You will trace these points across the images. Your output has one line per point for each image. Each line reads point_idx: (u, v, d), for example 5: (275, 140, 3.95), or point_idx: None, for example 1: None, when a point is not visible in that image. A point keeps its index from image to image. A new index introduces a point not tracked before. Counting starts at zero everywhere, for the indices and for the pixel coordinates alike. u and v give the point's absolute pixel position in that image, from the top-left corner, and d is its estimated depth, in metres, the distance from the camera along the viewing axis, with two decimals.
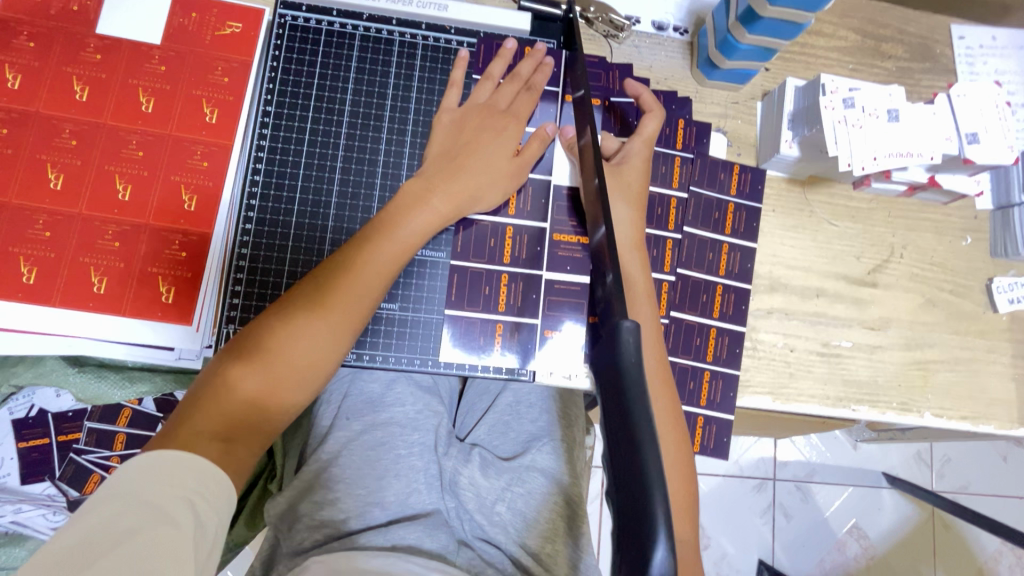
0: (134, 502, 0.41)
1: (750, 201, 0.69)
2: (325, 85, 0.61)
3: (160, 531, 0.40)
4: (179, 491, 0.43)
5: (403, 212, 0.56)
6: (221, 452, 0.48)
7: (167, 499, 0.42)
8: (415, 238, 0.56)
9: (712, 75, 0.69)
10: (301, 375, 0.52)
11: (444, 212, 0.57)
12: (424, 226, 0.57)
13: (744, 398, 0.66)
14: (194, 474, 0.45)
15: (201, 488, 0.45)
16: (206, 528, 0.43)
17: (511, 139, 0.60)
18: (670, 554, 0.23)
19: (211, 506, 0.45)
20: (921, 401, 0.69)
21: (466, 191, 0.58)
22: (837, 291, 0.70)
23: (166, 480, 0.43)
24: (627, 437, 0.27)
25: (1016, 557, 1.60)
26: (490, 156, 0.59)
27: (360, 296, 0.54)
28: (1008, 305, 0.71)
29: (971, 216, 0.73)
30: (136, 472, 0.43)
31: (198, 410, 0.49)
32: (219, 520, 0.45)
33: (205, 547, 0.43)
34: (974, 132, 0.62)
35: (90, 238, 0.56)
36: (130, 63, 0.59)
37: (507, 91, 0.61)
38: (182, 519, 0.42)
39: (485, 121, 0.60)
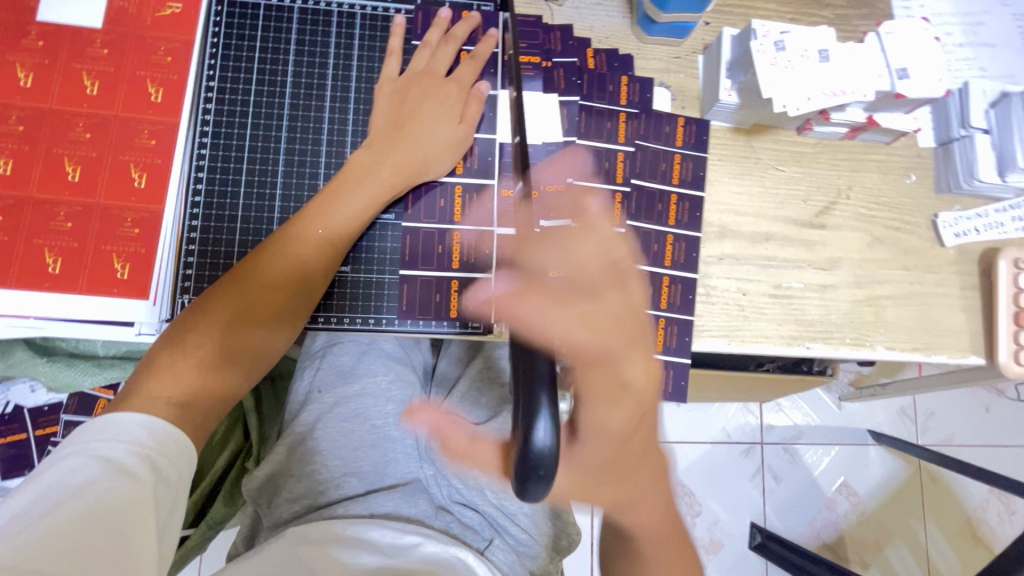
0: (94, 460, 0.43)
1: (695, 151, 0.71)
2: (266, 59, 0.62)
3: (120, 485, 0.42)
4: (138, 449, 0.45)
5: (351, 183, 0.58)
6: (178, 412, 0.49)
7: (125, 456, 0.44)
8: (362, 208, 0.58)
9: (651, 30, 0.70)
10: (256, 343, 0.55)
11: (391, 182, 0.59)
12: (374, 196, 0.59)
13: (699, 342, 0.68)
14: (152, 434, 0.46)
15: (160, 447, 0.46)
16: (167, 482, 0.45)
17: (452, 104, 0.62)
18: (548, 425, 0.39)
19: (171, 462, 0.46)
20: (873, 335, 0.71)
21: (412, 162, 0.60)
22: (786, 235, 0.71)
23: (124, 440, 0.45)
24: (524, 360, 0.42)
25: (1005, 504, 1.62)
26: (433, 126, 0.61)
27: (311, 267, 0.57)
28: (955, 239, 0.73)
29: (914, 154, 0.74)
30: (96, 431, 0.45)
31: (155, 374, 0.50)
32: (180, 475, 0.47)
33: (167, 500, 0.45)
34: (904, 67, 0.64)
35: (42, 220, 0.57)
36: (72, 48, 0.60)
37: (444, 57, 0.63)
38: (143, 475, 0.44)
39: (427, 89, 0.62)
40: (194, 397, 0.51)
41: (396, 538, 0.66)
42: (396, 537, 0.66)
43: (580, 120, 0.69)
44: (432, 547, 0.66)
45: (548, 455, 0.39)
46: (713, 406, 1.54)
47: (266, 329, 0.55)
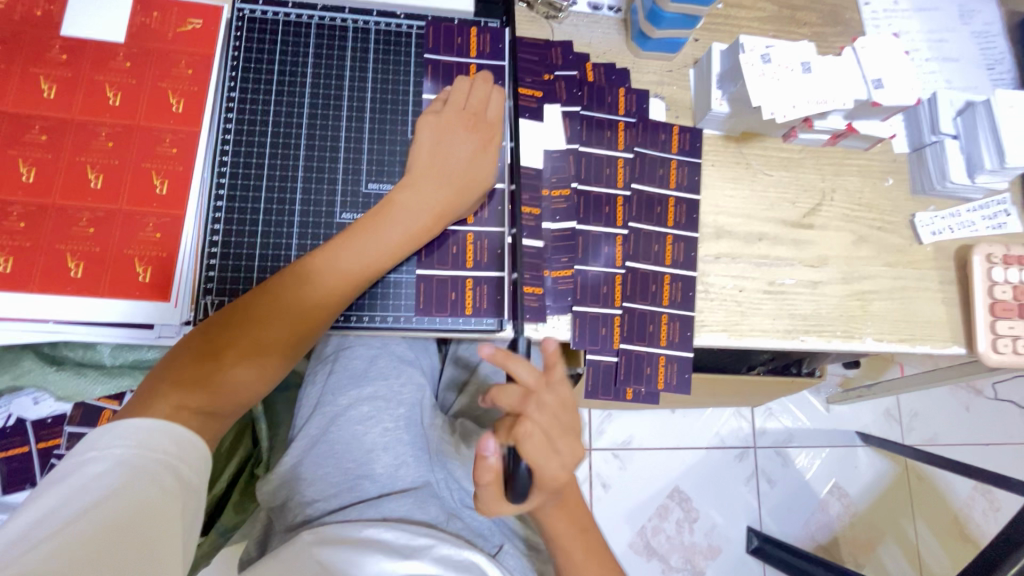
0: (116, 466, 0.43)
1: (690, 157, 0.75)
2: (285, 71, 0.65)
3: (145, 487, 0.43)
4: (156, 453, 0.46)
5: (387, 216, 0.60)
6: (201, 423, 0.50)
7: (147, 462, 0.45)
8: (396, 243, 0.60)
9: (645, 45, 0.75)
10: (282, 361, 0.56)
11: (426, 217, 0.61)
12: (407, 232, 0.60)
13: (701, 337, 0.71)
14: (170, 437, 0.47)
15: (181, 454, 0.47)
16: (187, 485, 0.46)
17: (487, 149, 0.64)
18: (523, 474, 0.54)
19: (190, 467, 0.47)
20: (862, 328, 0.75)
21: (447, 203, 0.61)
22: (777, 235, 0.76)
23: (141, 445, 0.45)
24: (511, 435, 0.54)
25: (989, 501, 1.67)
26: (468, 167, 0.63)
27: (339, 299, 0.58)
28: (932, 237, 0.78)
29: (891, 159, 0.80)
30: (121, 434, 0.46)
31: (183, 382, 0.51)
32: (200, 479, 0.48)
33: (190, 503, 0.46)
34: (879, 79, 0.69)
35: (64, 225, 0.58)
36: (95, 60, 0.62)
37: (483, 97, 0.66)
38: (166, 481, 0.45)
39: (466, 128, 0.64)
40: (218, 407, 0.52)
41: (410, 539, 0.66)
42: (410, 539, 0.67)
43: (581, 131, 0.72)
44: (445, 549, 0.67)
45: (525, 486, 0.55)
46: (707, 412, 1.57)
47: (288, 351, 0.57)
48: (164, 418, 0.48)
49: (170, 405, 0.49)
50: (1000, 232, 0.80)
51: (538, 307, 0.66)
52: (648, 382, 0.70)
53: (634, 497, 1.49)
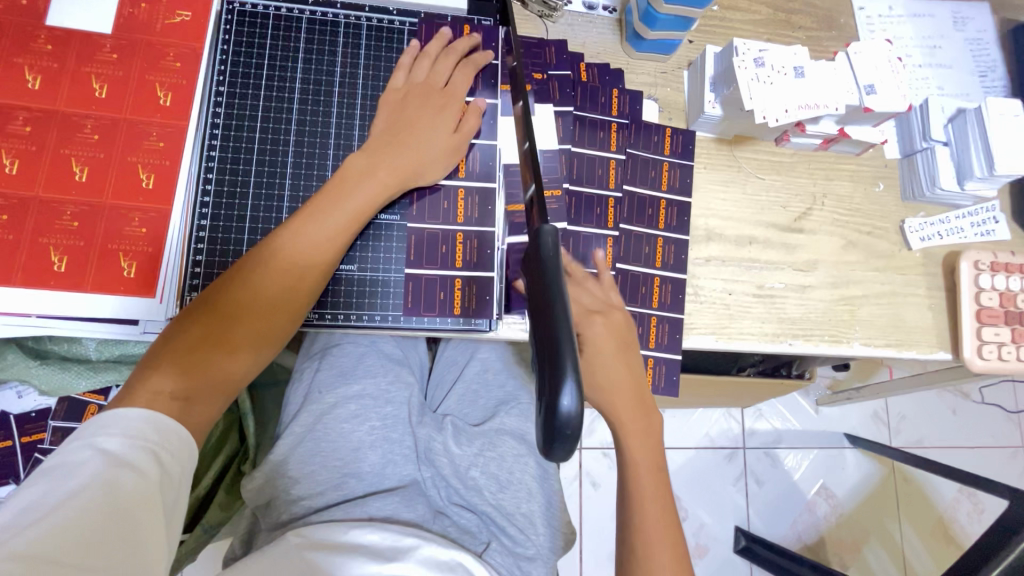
0: (97, 454, 0.44)
1: (682, 159, 0.75)
2: (274, 65, 0.64)
3: (127, 479, 0.43)
4: (141, 442, 0.46)
5: (348, 183, 0.59)
6: (182, 407, 0.50)
7: (128, 449, 0.45)
8: (360, 210, 0.59)
9: (639, 46, 0.75)
10: (259, 336, 0.56)
11: (390, 180, 0.60)
12: (372, 198, 0.59)
13: (688, 339, 0.71)
14: (157, 428, 0.47)
15: (164, 441, 0.47)
16: (171, 477, 0.46)
17: (449, 113, 0.64)
18: (575, 391, 0.28)
19: (172, 455, 0.47)
20: (850, 332, 0.75)
21: (411, 164, 0.61)
22: (767, 238, 0.76)
23: (127, 434, 0.46)
24: (541, 297, 0.33)
25: (973, 503, 1.69)
26: (431, 132, 0.62)
27: (309, 269, 0.57)
28: (921, 243, 0.78)
29: (881, 165, 0.80)
30: (101, 423, 0.46)
31: (160, 369, 0.51)
32: (183, 468, 0.48)
33: (172, 491, 0.46)
34: (871, 84, 0.69)
35: (48, 219, 0.58)
36: (82, 52, 0.61)
37: (443, 67, 0.65)
38: (146, 468, 0.45)
39: (427, 99, 0.63)
40: (197, 390, 0.51)
41: (395, 541, 0.66)
42: (396, 540, 0.66)
43: (574, 130, 0.71)
44: (431, 549, 0.66)
45: (577, 422, 0.28)
46: (697, 412, 1.58)
47: (266, 327, 0.56)
48: (145, 406, 0.48)
49: (150, 392, 0.49)
50: (989, 239, 0.80)
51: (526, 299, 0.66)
52: None
53: None
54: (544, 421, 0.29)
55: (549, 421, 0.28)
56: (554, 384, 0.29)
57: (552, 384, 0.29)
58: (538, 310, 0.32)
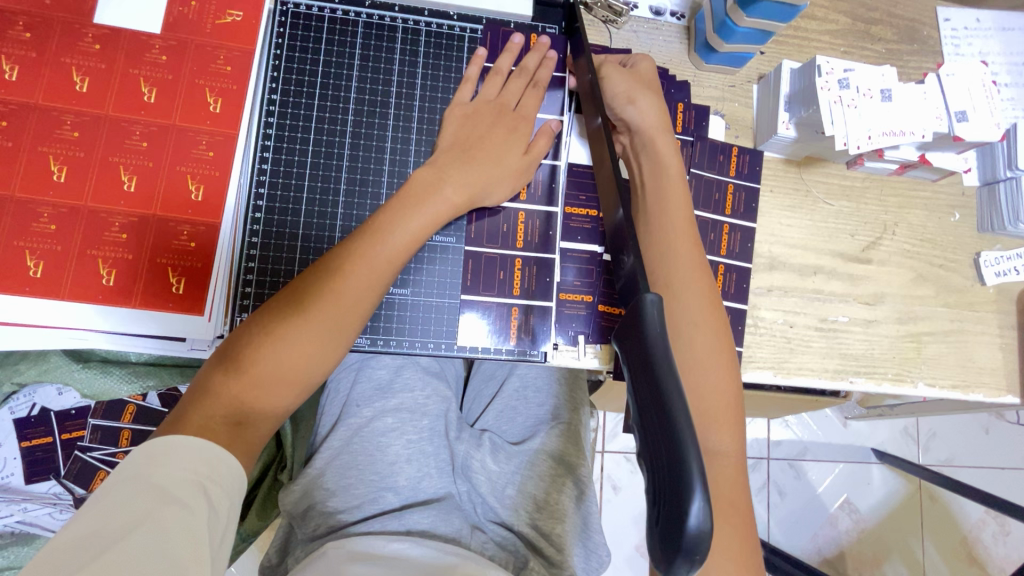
0: (147, 485, 0.43)
1: (749, 181, 0.71)
2: (329, 73, 0.61)
3: (176, 515, 0.42)
4: (192, 475, 0.45)
5: (410, 202, 0.56)
6: (232, 432, 0.49)
7: (177, 482, 0.44)
8: (419, 230, 0.57)
9: (710, 58, 0.70)
10: (310, 363, 0.53)
11: (454, 202, 0.58)
12: (434, 217, 0.57)
13: (747, 374, 0.68)
14: (204, 458, 0.46)
15: (212, 472, 0.46)
16: (219, 511, 0.45)
17: (519, 134, 0.61)
18: (704, 504, 0.26)
19: (221, 488, 0.46)
20: (914, 371, 0.72)
21: (477, 184, 0.59)
22: (833, 268, 0.72)
23: (178, 464, 0.45)
24: (649, 380, 0.31)
25: (1000, 525, 1.65)
26: (500, 152, 0.60)
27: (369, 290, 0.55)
28: (995, 278, 0.74)
29: (957, 193, 0.76)
30: (146, 455, 0.45)
31: (215, 391, 0.50)
32: (230, 503, 0.47)
33: (219, 526, 0.45)
34: (962, 110, 0.64)
35: (96, 230, 0.56)
36: (130, 52, 0.58)
37: (515, 88, 0.62)
38: (195, 502, 0.44)
39: (498, 117, 0.61)
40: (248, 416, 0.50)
41: (435, 557, 0.65)
42: (436, 556, 0.65)
43: None
44: (470, 567, 0.64)
45: (705, 543, 0.26)
46: None
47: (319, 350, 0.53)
48: (196, 434, 0.48)
49: (201, 418, 0.49)
50: None
51: (582, 314, 0.64)
52: None
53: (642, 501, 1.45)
54: (664, 531, 0.27)
55: (674, 535, 0.26)
56: (676, 492, 0.27)
57: (675, 491, 0.27)
58: (652, 399, 0.30)
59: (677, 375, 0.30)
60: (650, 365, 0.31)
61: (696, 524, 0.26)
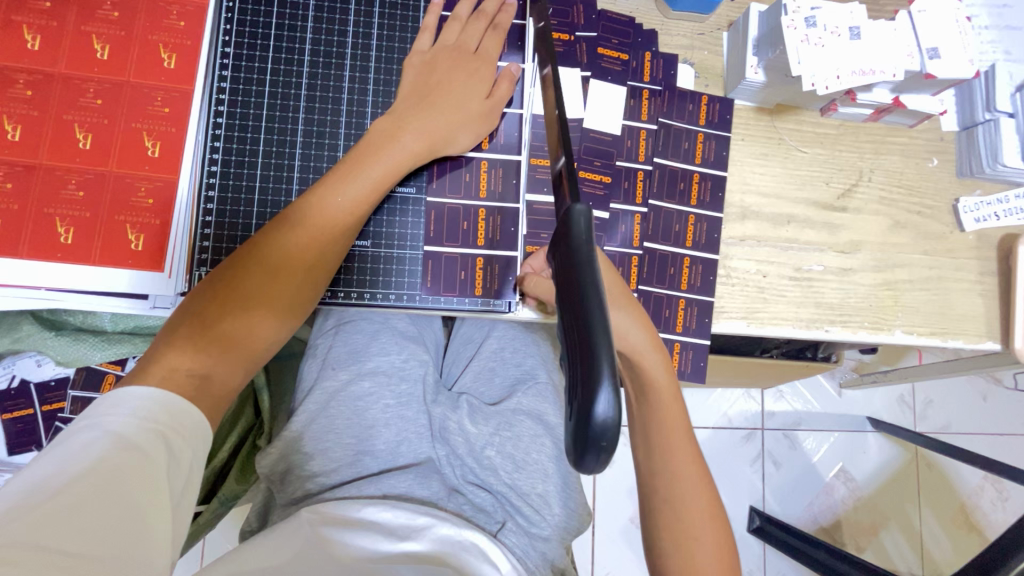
0: (105, 435, 0.41)
1: (719, 130, 0.69)
2: (283, 25, 0.60)
3: (130, 465, 0.40)
4: (149, 424, 0.43)
5: (374, 151, 0.56)
6: (197, 385, 0.47)
7: (136, 432, 0.42)
8: (384, 177, 0.56)
9: (676, 4, 0.68)
10: (281, 311, 0.53)
11: (417, 149, 0.57)
12: (398, 164, 0.56)
13: (719, 324, 0.67)
14: (164, 408, 0.44)
15: (173, 423, 0.44)
16: (181, 461, 0.43)
17: (479, 80, 0.60)
18: (613, 395, 0.26)
19: (184, 438, 0.44)
20: (891, 319, 0.71)
21: (440, 132, 0.58)
22: (807, 217, 0.71)
23: (135, 414, 0.43)
24: (569, 284, 0.30)
25: (998, 491, 1.65)
26: (459, 98, 0.59)
27: (335, 236, 0.55)
28: (974, 224, 0.72)
29: (936, 138, 0.74)
30: (108, 404, 0.43)
31: (177, 344, 0.48)
32: (193, 454, 0.45)
33: (180, 477, 0.43)
34: (934, 48, 0.63)
35: (53, 188, 0.56)
36: (82, 9, 0.58)
37: (473, 31, 0.61)
38: (154, 453, 0.42)
39: (458, 63, 0.60)
40: (214, 369, 0.49)
41: (409, 519, 0.65)
42: (410, 519, 0.65)
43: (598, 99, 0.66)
44: (445, 529, 0.65)
45: (613, 431, 0.27)
46: (716, 392, 1.53)
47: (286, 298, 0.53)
48: (157, 386, 0.45)
49: (166, 367, 0.47)
50: None
51: None
52: None
53: None
54: (575, 427, 0.27)
55: (582, 427, 0.27)
56: (588, 386, 0.27)
57: (586, 385, 0.27)
58: (569, 302, 0.30)
59: (596, 277, 0.30)
60: (571, 267, 0.31)
61: (606, 416, 0.27)
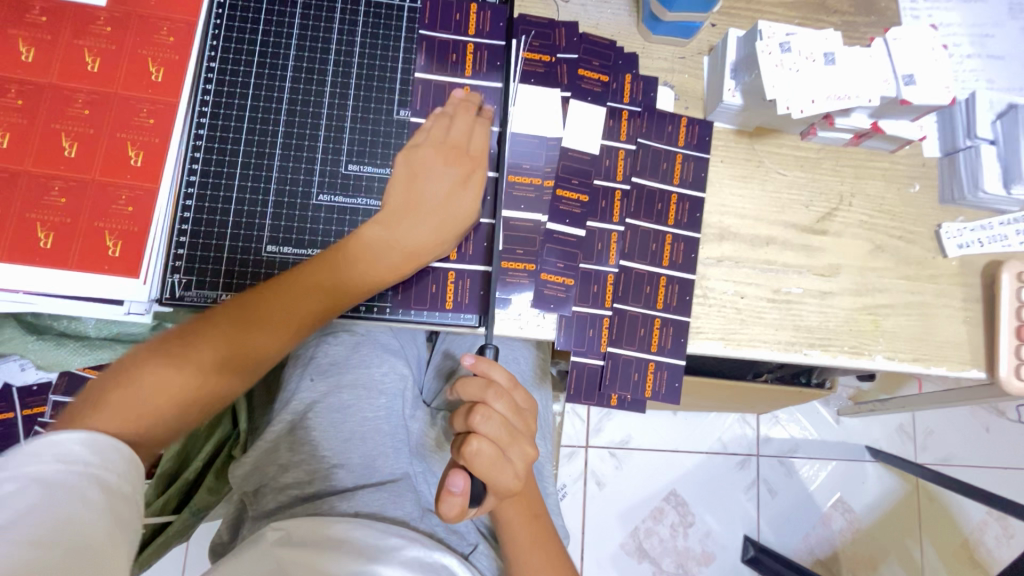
0: (28, 484, 0.37)
1: (698, 151, 0.70)
2: (268, 43, 0.62)
3: (69, 510, 0.37)
4: (81, 466, 0.40)
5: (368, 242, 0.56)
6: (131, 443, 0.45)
7: (65, 476, 0.38)
8: (370, 268, 0.56)
9: (657, 29, 0.69)
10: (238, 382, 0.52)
11: (407, 249, 0.57)
12: (387, 256, 0.57)
13: (696, 344, 0.67)
14: (99, 450, 0.41)
15: (106, 459, 0.41)
16: (124, 494, 0.41)
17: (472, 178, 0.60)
18: None
19: (119, 474, 0.42)
20: (872, 344, 0.70)
21: (430, 235, 0.58)
22: (786, 239, 0.70)
23: (63, 458, 0.39)
24: None
25: (1002, 527, 1.60)
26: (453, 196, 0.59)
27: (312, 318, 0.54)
28: (957, 250, 0.72)
29: (918, 164, 0.74)
30: (26, 452, 0.39)
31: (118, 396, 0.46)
32: (134, 486, 0.42)
33: (125, 512, 0.41)
34: (910, 74, 0.63)
35: (35, 195, 0.57)
36: (76, 24, 0.60)
37: (467, 122, 0.61)
38: (90, 491, 0.39)
39: (453, 158, 0.60)
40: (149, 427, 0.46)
41: (379, 539, 0.62)
42: (380, 539, 0.62)
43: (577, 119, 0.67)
44: (416, 551, 0.62)
45: None
46: (709, 416, 1.50)
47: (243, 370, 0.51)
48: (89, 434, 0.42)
49: (117, 417, 0.45)
50: None
51: (524, 281, 0.65)
52: (634, 389, 0.67)
53: (626, 498, 1.43)
54: None
55: None
56: None
57: None
58: None
59: None
60: None
61: None
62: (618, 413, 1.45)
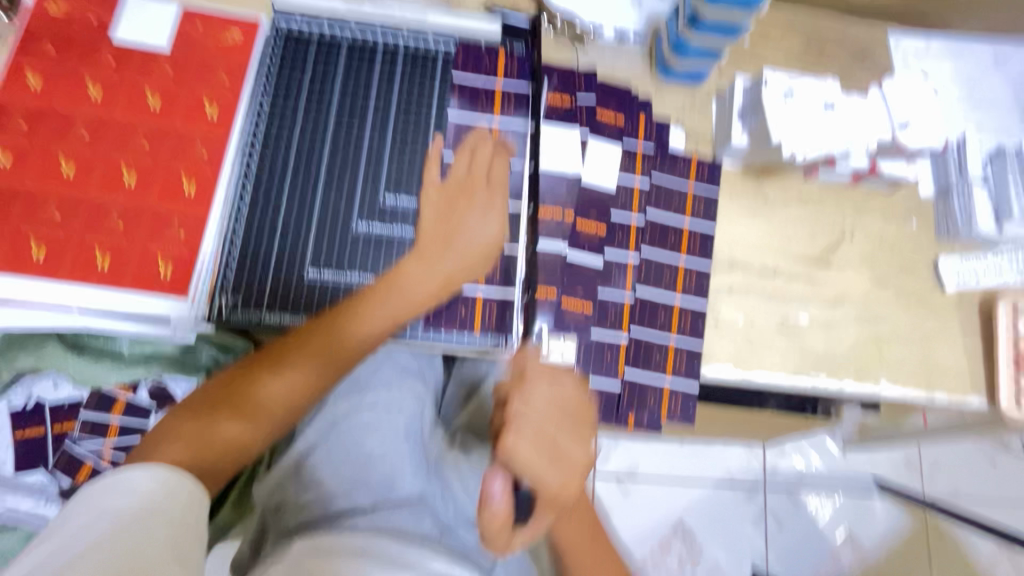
0: (105, 515, 0.43)
1: (708, 186, 0.75)
2: (314, 85, 0.68)
3: (136, 536, 0.42)
4: (146, 501, 0.45)
5: (391, 281, 0.62)
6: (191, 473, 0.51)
7: (133, 508, 0.44)
8: (398, 305, 0.61)
9: (667, 75, 0.75)
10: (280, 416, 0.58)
11: (432, 283, 0.62)
12: (413, 291, 0.62)
13: (708, 368, 0.70)
14: (162, 486, 0.47)
15: (167, 493, 0.47)
16: (184, 524, 0.46)
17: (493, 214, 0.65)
18: None
19: (182, 506, 0.47)
20: (876, 371, 0.73)
21: (454, 269, 0.63)
22: (792, 270, 0.74)
23: (132, 492, 0.45)
24: None
25: (1013, 564, 1.58)
26: (475, 230, 0.64)
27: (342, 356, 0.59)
28: (954, 283, 0.76)
29: (914, 201, 0.79)
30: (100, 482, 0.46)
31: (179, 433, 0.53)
32: (195, 516, 0.47)
33: (186, 539, 0.45)
34: (905, 121, 0.69)
35: (95, 219, 0.61)
36: (141, 64, 0.66)
37: (483, 159, 0.67)
38: (156, 522, 0.44)
39: (475, 196, 0.66)
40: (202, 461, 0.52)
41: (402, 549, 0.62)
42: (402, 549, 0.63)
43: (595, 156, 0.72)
44: (440, 563, 0.63)
45: None
46: (716, 446, 1.51)
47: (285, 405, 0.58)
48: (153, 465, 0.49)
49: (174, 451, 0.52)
50: None
51: (548, 304, 0.68)
52: (651, 412, 0.70)
53: (634, 527, 1.43)
54: None
55: None
56: None
57: None
58: None
59: None
60: None
61: None
62: (627, 441, 1.46)
